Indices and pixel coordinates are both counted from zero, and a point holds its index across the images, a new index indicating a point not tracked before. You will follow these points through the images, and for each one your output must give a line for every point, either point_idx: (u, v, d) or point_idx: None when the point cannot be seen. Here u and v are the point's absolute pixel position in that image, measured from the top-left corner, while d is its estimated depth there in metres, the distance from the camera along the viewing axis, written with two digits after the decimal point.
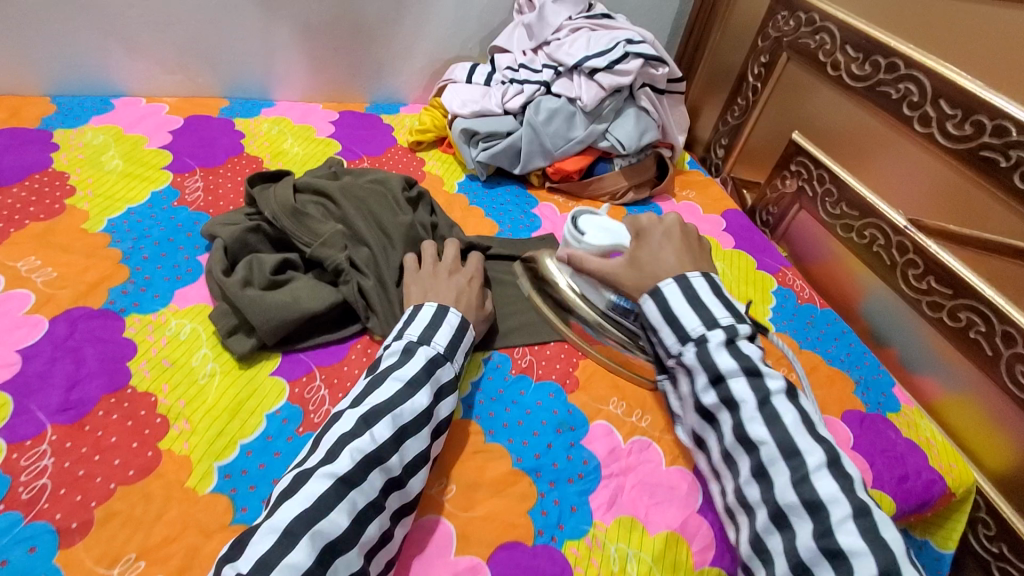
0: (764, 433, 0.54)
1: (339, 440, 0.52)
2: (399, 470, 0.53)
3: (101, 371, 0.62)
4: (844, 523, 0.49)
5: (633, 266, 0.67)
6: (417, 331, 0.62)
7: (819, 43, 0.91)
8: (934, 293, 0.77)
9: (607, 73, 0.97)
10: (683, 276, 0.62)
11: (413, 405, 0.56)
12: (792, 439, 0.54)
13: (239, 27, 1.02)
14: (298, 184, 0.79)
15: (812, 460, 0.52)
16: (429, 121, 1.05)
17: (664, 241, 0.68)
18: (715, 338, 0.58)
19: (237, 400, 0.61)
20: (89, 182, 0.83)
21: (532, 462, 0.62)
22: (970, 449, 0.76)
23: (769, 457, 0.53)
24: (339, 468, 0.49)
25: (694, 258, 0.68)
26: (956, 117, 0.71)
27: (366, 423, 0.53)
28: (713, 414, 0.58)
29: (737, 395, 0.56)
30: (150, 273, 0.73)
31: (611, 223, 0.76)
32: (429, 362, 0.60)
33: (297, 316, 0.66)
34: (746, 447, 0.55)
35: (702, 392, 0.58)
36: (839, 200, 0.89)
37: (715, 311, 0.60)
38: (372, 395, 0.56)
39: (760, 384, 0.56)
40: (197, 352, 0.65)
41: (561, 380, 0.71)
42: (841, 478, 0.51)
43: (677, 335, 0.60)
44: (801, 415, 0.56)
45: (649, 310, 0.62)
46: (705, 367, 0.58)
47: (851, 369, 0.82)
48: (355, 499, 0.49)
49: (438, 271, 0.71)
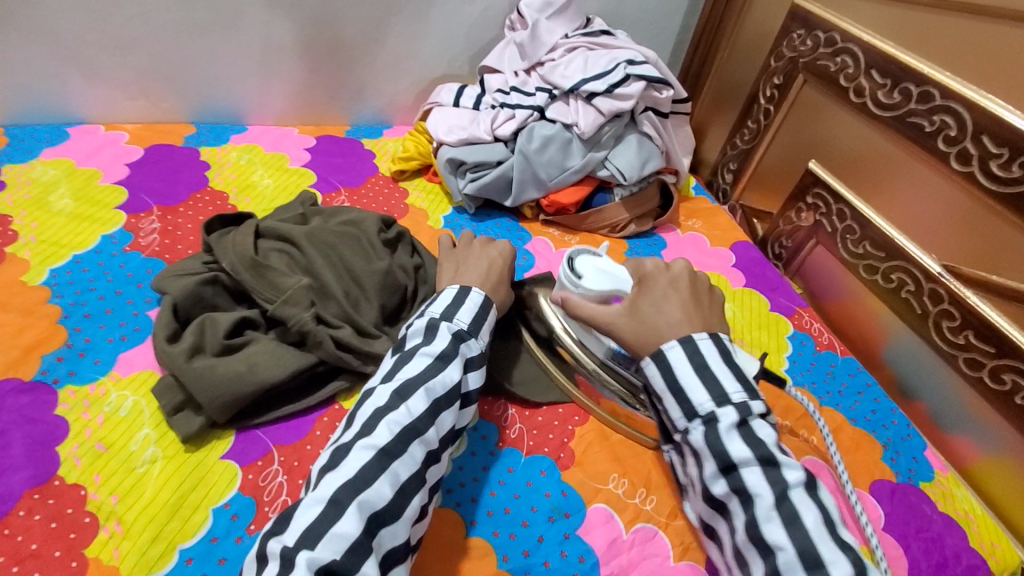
0: (782, 537, 0.45)
1: (374, 414, 0.50)
2: (436, 443, 0.51)
3: (26, 460, 0.54)
4: None
5: (631, 313, 0.57)
6: (439, 308, 0.59)
7: (841, 66, 0.83)
8: (974, 349, 0.68)
9: (606, 97, 0.89)
10: (689, 338, 0.54)
11: (445, 379, 0.53)
12: (816, 547, 0.44)
13: (205, 49, 0.94)
14: (260, 229, 0.71)
15: (837, 575, 0.43)
16: (413, 147, 0.97)
17: (670, 291, 0.59)
18: (726, 418, 0.50)
19: (179, 493, 0.53)
20: (33, 225, 0.76)
21: (520, 561, 0.55)
22: (1012, 525, 0.67)
23: (788, 566, 0.44)
24: (379, 439, 0.47)
25: (705, 315, 0.58)
26: (1002, 156, 0.62)
27: (401, 396, 0.51)
28: (725, 504, 0.50)
29: (751, 487, 0.48)
30: (91, 334, 0.65)
31: (612, 264, 0.65)
32: (455, 337, 0.57)
33: (253, 389, 0.58)
34: (761, 550, 0.46)
35: (712, 480, 0.50)
36: (862, 238, 0.81)
37: (726, 384, 0.51)
38: (403, 370, 0.53)
39: (778, 476, 0.48)
40: (137, 432, 0.57)
41: (554, 455, 0.63)
42: None
43: (683, 410, 0.52)
44: (824, 514, 0.46)
45: (650, 374, 0.54)
46: (714, 453, 0.50)
47: (877, 430, 0.74)
48: (397, 470, 0.47)
49: (471, 246, 0.71)
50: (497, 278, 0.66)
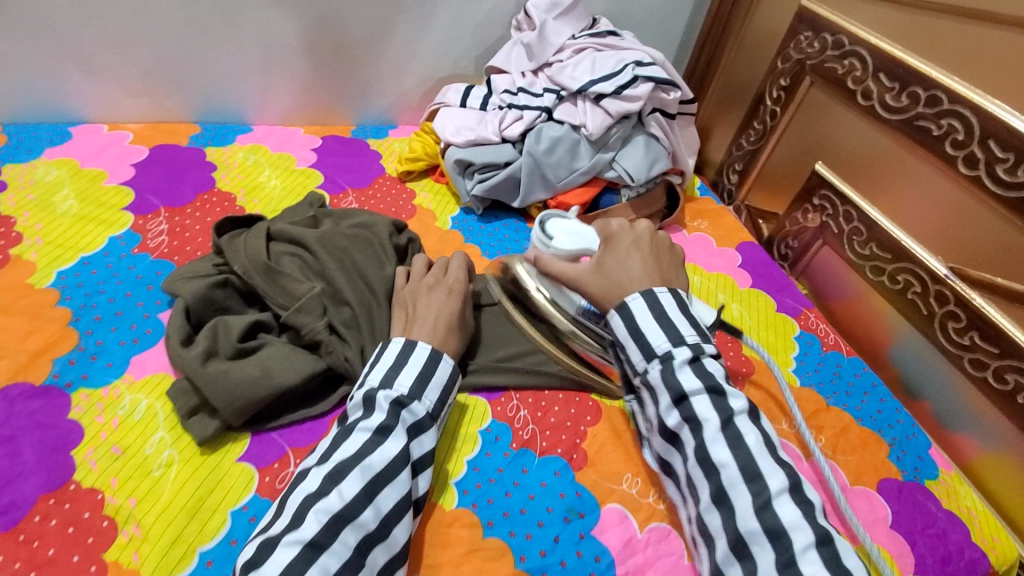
0: (727, 456, 0.49)
1: (304, 502, 0.47)
2: (374, 524, 0.47)
3: (40, 465, 0.53)
4: (806, 551, 0.44)
5: (598, 272, 0.61)
6: (378, 376, 0.56)
7: (848, 68, 0.83)
8: (978, 350, 0.69)
9: (614, 98, 0.89)
10: (650, 290, 0.57)
11: (382, 454, 0.50)
12: (755, 462, 0.49)
13: (210, 48, 0.93)
14: (272, 231, 0.71)
15: (773, 484, 0.47)
16: (420, 148, 0.97)
17: (634, 250, 0.63)
18: (680, 355, 0.54)
19: (196, 497, 0.53)
20: (38, 226, 0.75)
21: (536, 561, 0.55)
22: (1014, 522, 0.69)
23: (731, 481, 0.48)
24: (305, 532, 0.45)
25: (664, 267, 0.62)
26: (1009, 160, 0.63)
27: (333, 480, 0.48)
28: (676, 434, 0.53)
29: (700, 414, 0.51)
30: (103, 337, 0.64)
31: (581, 227, 0.71)
32: (394, 406, 0.54)
33: (267, 394, 0.58)
34: (707, 471, 0.50)
35: (665, 413, 0.53)
36: (869, 239, 0.82)
37: (681, 329, 0.55)
38: (338, 450, 0.51)
39: (724, 404, 0.51)
40: (152, 436, 0.57)
41: (568, 456, 0.64)
42: (803, 503, 0.47)
43: (643, 351, 0.56)
44: (763, 437, 0.51)
45: (615, 325, 0.57)
46: (669, 386, 0.53)
47: (883, 429, 0.74)
48: (326, 563, 0.44)
49: (418, 288, 0.66)
50: (445, 326, 0.62)
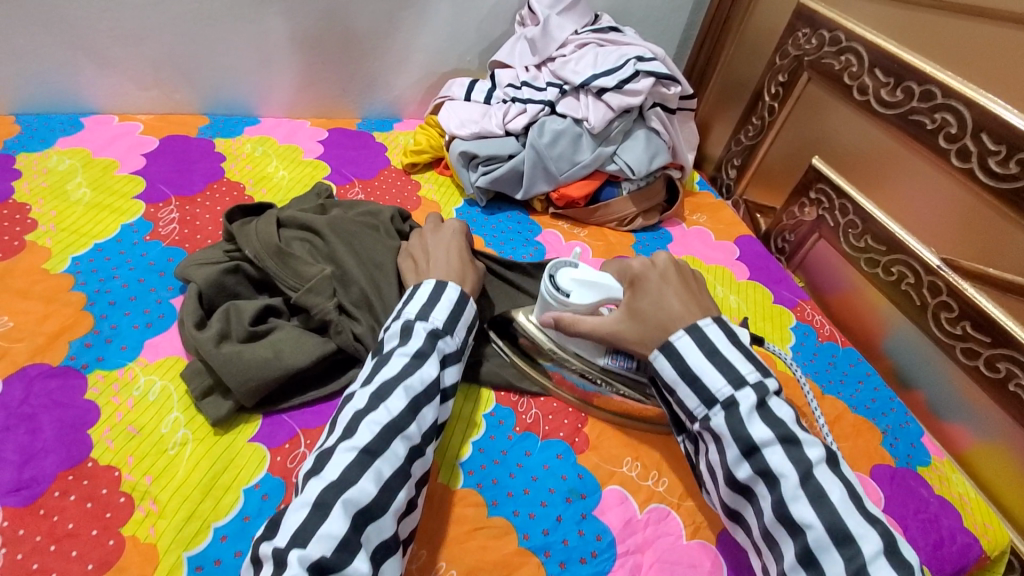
0: (811, 516, 0.47)
1: (354, 417, 0.50)
2: (419, 438, 0.51)
3: (58, 443, 0.55)
4: None
5: (635, 320, 0.58)
6: (415, 309, 0.59)
7: (845, 64, 0.85)
8: (970, 339, 0.71)
9: (615, 93, 0.91)
10: (695, 325, 0.55)
11: (423, 376, 0.53)
12: (843, 521, 0.46)
13: (219, 41, 0.95)
14: (282, 218, 0.73)
15: (867, 547, 0.45)
16: (425, 140, 0.99)
17: (664, 285, 0.59)
18: (745, 401, 0.51)
19: (210, 475, 0.55)
20: (52, 214, 0.76)
21: (540, 539, 0.57)
22: (1004, 507, 0.71)
23: (819, 543, 0.46)
24: (360, 440, 0.48)
25: (699, 299, 0.59)
26: (1000, 153, 0.65)
27: (379, 398, 0.51)
28: (748, 488, 0.50)
29: (775, 467, 0.49)
30: (117, 321, 0.66)
31: (593, 271, 0.64)
32: (430, 335, 0.57)
33: (278, 375, 0.59)
34: (789, 530, 0.48)
35: (734, 464, 0.51)
36: (863, 232, 0.83)
37: (739, 367, 0.53)
38: (380, 373, 0.53)
39: (800, 455, 0.49)
40: (167, 416, 0.59)
41: (569, 439, 0.65)
42: (901, 566, 0.44)
43: (701, 397, 0.53)
44: (846, 488, 0.48)
45: (663, 368, 0.55)
46: (737, 437, 0.50)
47: (877, 417, 0.76)
48: (380, 468, 0.47)
49: (423, 239, 0.70)
50: (462, 263, 0.66)
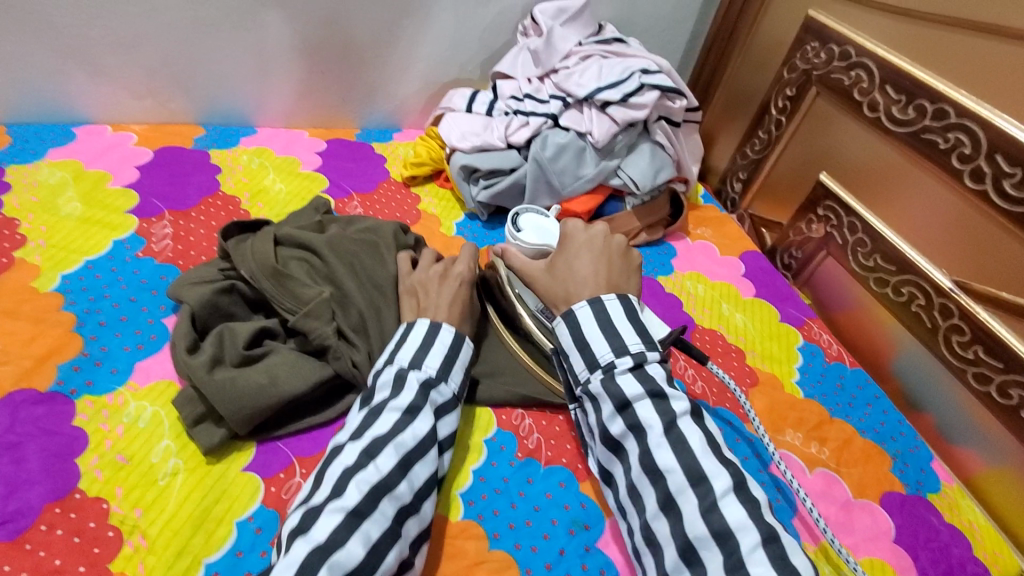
0: (671, 460, 0.49)
1: (343, 473, 0.48)
2: (409, 497, 0.50)
3: (44, 473, 0.53)
4: (753, 552, 0.44)
5: (550, 273, 0.63)
6: (408, 355, 0.58)
7: (855, 80, 0.83)
8: (982, 364, 0.69)
9: (620, 106, 0.89)
10: (597, 298, 0.58)
11: (415, 431, 0.53)
12: (700, 464, 0.49)
13: (215, 50, 0.93)
14: (278, 236, 0.71)
15: (718, 486, 0.47)
16: (425, 153, 0.97)
17: (585, 249, 0.63)
18: (622, 364, 0.54)
19: (201, 507, 0.53)
20: (42, 229, 0.74)
21: (541, 574, 0.55)
22: (1015, 536, 0.69)
23: (677, 485, 0.48)
24: (348, 501, 0.46)
25: (613, 272, 0.61)
26: (1016, 176, 0.63)
27: (369, 455, 0.50)
28: (620, 444, 0.53)
29: (643, 420, 0.51)
30: (107, 343, 0.64)
31: (547, 226, 0.83)
32: (423, 386, 0.56)
33: (273, 403, 0.58)
34: (653, 478, 0.50)
35: (609, 420, 0.53)
36: (872, 251, 0.82)
37: (624, 337, 0.55)
38: (371, 427, 0.52)
39: (666, 409, 0.52)
40: (157, 444, 0.57)
41: (572, 466, 0.64)
42: (748, 503, 0.47)
43: (586, 362, 0.56)
44: (706, 437, 0.51)
45: (561, 335, 0.58)
46: (612, 396, 0.53)
47: (886, 442, 0.75)
48: (368, 530, 0.46)
49: (430, 275, 0.67)
50: (461, 312, 0.64)
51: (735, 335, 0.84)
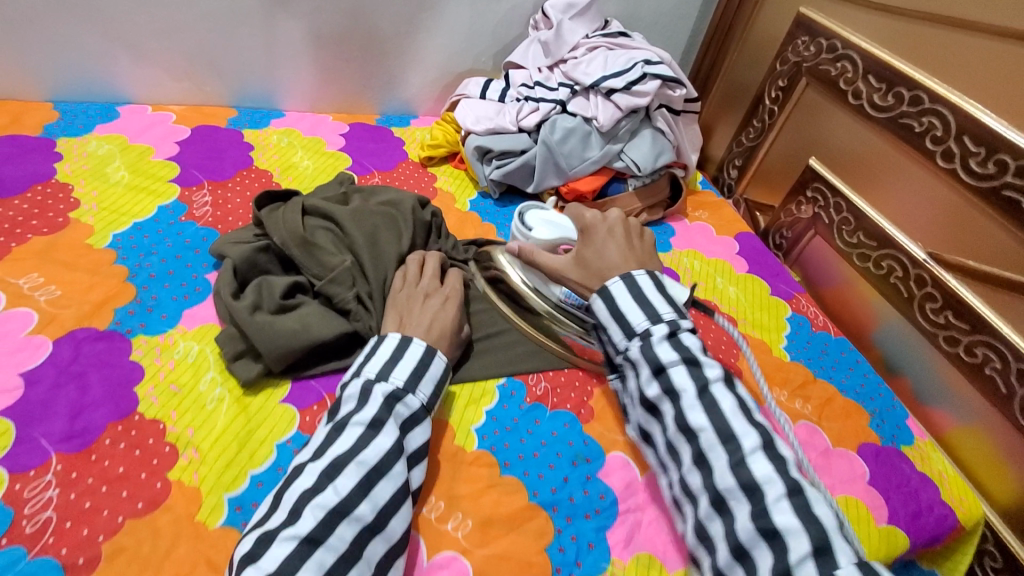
0: (703, 420, 0.54)
1: (300, 497, 0.49)
2: (371, 516, 0.50)
3: (107, 397, 0.59)
4: (778, 502, 0.48)
5: (580, 264, 0.67)
6: (375, 368, 0.59)
7: (841, 71, 0.90)
8: (951, 327, 0.76)
9: (624, 94, 0.96)
10: (628, 273, 0.62)
11: (376, 448, 0.53)
12: (730, 425, 0.53)
13: (248, 37, 1.00)
14: (307, 206, 0.78)
15: (747, 443, 0.52)
16: (441, 136, 1.04)
17: (609, 239, 0.67)
18: (659, 332, 0.58)
19: (246, 430, 0.60)
20: (93, 194, 0.81)
21: (548, 496, 0.62)
22: (980, 484, 0.76)
23: (708, 443, 0.53)
24: (302, 528, 0.47)
25: (641, 255, 0.67)
26: (980, 154, 0.70)
27: (329, 476, 0.51)
28: (656, 406, 0.57)
29: (677, 384, 0.55)
30: (157, 292, 0.71)
31: (558, 220, 0.82)
32: (388, 398, 0.57)
33: (306, 345, 0.64)
34: (687, 436, 0.54)
35: (646, 385, 0.57)
36: (856, 228, 0.89)
37: (658, 307, 0.60)
38: (332, 446, 0.53)
39: (700, 373, 0.56)
40: (204, 375, 0.64)
41: (576, 410, 0.70)
42: (775, 459, 0.51)
43: (623, 331, 0.60)
44: (738, 401, 0.55)
45: (597, 308, 0.61)
46: (648, 360, 0.57)
47: (865, 400, 0.81)
48: (322, 557, 0.47)
49: (413, 294, 0.69)
50: (443, 329, 0.66)
51: (728, 306, 0.91)
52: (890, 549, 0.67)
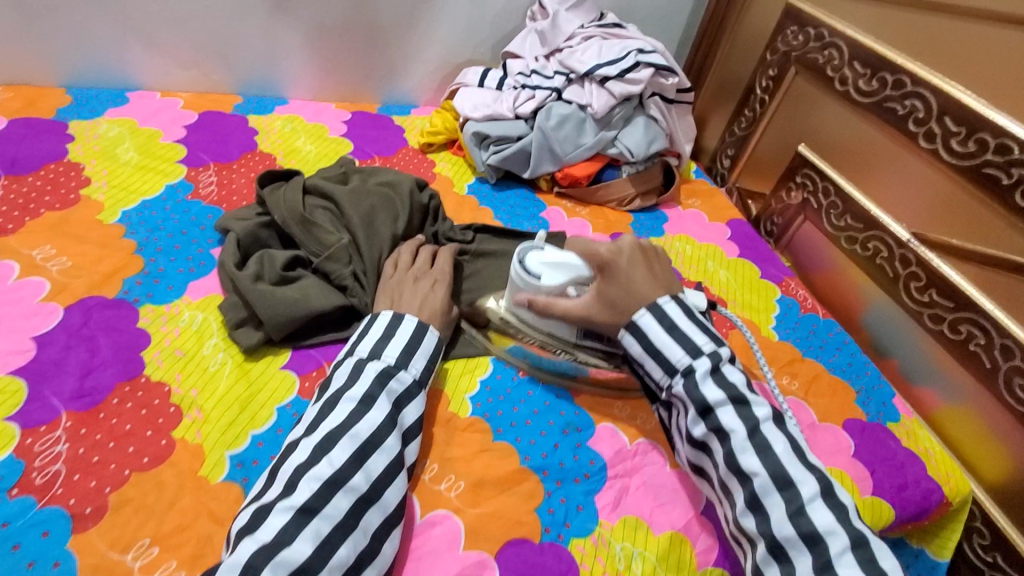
0: (758, 465, 0.53)
1: (295, 470, 0.50)
2: (366, 487, 0.51)
3: (115, 361, 0.62)
4: (843, 555, 0.48)
5: (605, 305, 0.63)
6: (368, 346, 0.61)
7: (828, 58, 0.93)
8: (936, 305, 0.78)
9: (618, 81, 0.98)
10: (655, 303, 0.61)
11: (369, 422, 0.54)
12: (786, 470, 0.53)
13: (253, 26, 1.04)
14: (307, 186, 0.80)
15: (806, 491, 0.52)
16: (440, 123, 1.07)
17: (632, 270, 0.64)
18: (701, 367, 0.58)
19: (247, 393, 0.62)
20: (104, 173, 0.84)
21: (538, 461, 0.64)
22: (966, 460, 0.77)
23: (764, 489, 0.53)
24: (298, 498, 0.48)
25: (663, 280, 0.65)
26: (961, 134, 0.72)
27: (323, 449, 0.52)
28: (705, 446, 0.57)
29: (727, 425, 0.55)
30: (163, 264, 0.73)
31: (562, 254, 0.68)
32: (381, 374, 0.58)
33: (305, 314, 0.67)
34: (741, 480, 0.54)
35: (692, 425, 0.57)
36: (844, 212, 0.90)
37: (696, 338, 0.59)
38: (325, 421, 0.54)
39: (749, 414, 0.56)
40: (207, 341, 0.66)
41: (567, 382, 0.72)
42: (835, 507, 0.51)
43: (664, 367, 0.59)
44: (790, 442, 0.55)
45: (628, 344, 0.61)
46: (695, 400, 0.57)
47: (852, 378, 0.83)
48: (318, 526, 0.47)
49: (405, 278, 0.71)
50: (434, 309, 0.68)
51: (718, 288, 0.93)
52: (874, 520, 0.68)
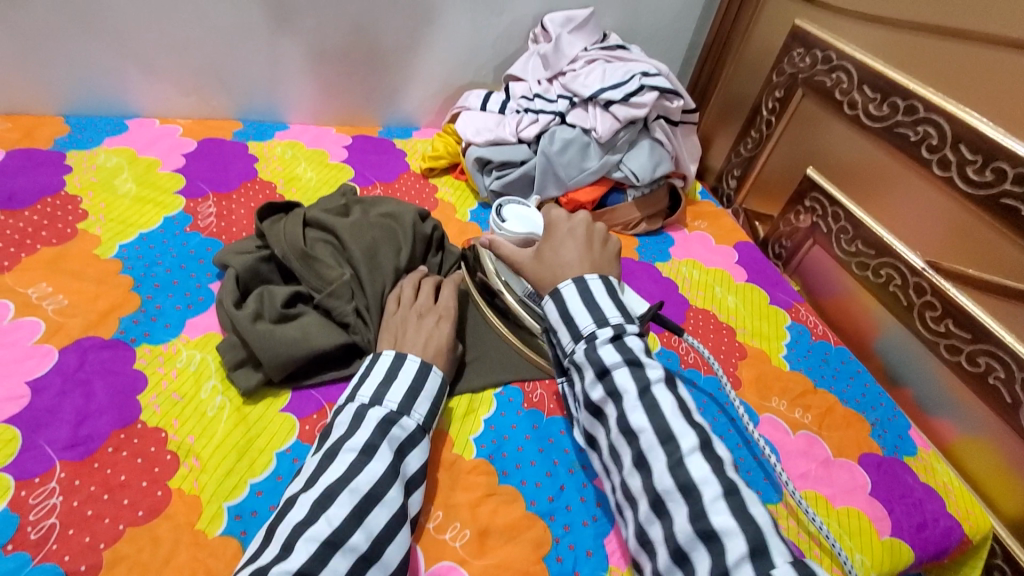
0: (644, 421, 0.53)
1: (292, 531, 0.48)
2: (366, 545, 0.49)
3: (110, 406, 0.60)
4: (715, 502, 0.48)
5: (537, 260, 0.69)
6: (369, 392, 0.59)
7: (836, 81, 0.91)
8: (953, 336, 0.76)
9: (622, 105, 0.97)
10: (580, 277, 0.62)
11: (369, 475, 0.52)
12: (669, 425, 0.53)
13: (253, 52, 1.03)
14: (307, 218, 0.79)
15: (685, 444, 0.51)
16: (442, 147, 1.05)
17: (568, 238, 0.69)
18: (603, 334, 0.58)
19: (246, 438, 0.60)
20: (102, 206, 0.83)
21: (545, 505, 0.62)
22: (987, 496, 0.75)
23: (648, 444, 0.52)
24: (294, 563, 0.45)
25: (597, 257, 0.68)
26: (977, 162, 0.70)
27: (322, 506, 0.50)
28: (601, 409, 0.57)
29: (620, 385, 0.55)
30: (161, 301, 0.72)
31: (529, 216, 0.93)
32: (383, 421, 0.56)
33: (305, 354, 0.65)
34: (628, 438, 0.54)
35: (590, 388, 0.58)
36: (854, 237, 0.89)
37: (605, 310, 0.60)
38: (324, 474, 0.52)
39: (641, 374, 0.56)
40: (205, 383, 0.64)
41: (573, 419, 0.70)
42: (713, 459, 0.51)
43: (571, 333, 0.60)
44: (678, 402, 0.55)
45: (548, 310, 0.62)
46: (592, 362, 0.57)
47: (866, 410, 0.80)
48: None
49: (408, 315, 0.69)
50: (439, 348, 0.66)
51: (727, 315, 0.91)
52: (895, 563, 0.66)
